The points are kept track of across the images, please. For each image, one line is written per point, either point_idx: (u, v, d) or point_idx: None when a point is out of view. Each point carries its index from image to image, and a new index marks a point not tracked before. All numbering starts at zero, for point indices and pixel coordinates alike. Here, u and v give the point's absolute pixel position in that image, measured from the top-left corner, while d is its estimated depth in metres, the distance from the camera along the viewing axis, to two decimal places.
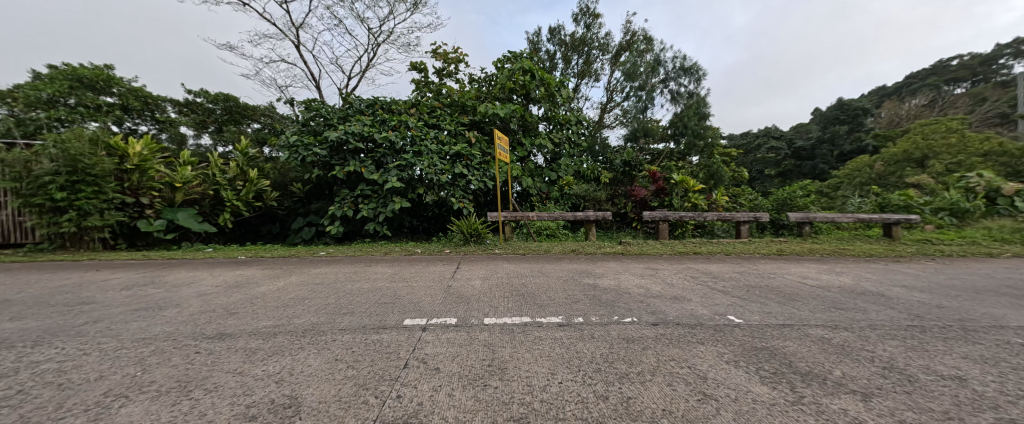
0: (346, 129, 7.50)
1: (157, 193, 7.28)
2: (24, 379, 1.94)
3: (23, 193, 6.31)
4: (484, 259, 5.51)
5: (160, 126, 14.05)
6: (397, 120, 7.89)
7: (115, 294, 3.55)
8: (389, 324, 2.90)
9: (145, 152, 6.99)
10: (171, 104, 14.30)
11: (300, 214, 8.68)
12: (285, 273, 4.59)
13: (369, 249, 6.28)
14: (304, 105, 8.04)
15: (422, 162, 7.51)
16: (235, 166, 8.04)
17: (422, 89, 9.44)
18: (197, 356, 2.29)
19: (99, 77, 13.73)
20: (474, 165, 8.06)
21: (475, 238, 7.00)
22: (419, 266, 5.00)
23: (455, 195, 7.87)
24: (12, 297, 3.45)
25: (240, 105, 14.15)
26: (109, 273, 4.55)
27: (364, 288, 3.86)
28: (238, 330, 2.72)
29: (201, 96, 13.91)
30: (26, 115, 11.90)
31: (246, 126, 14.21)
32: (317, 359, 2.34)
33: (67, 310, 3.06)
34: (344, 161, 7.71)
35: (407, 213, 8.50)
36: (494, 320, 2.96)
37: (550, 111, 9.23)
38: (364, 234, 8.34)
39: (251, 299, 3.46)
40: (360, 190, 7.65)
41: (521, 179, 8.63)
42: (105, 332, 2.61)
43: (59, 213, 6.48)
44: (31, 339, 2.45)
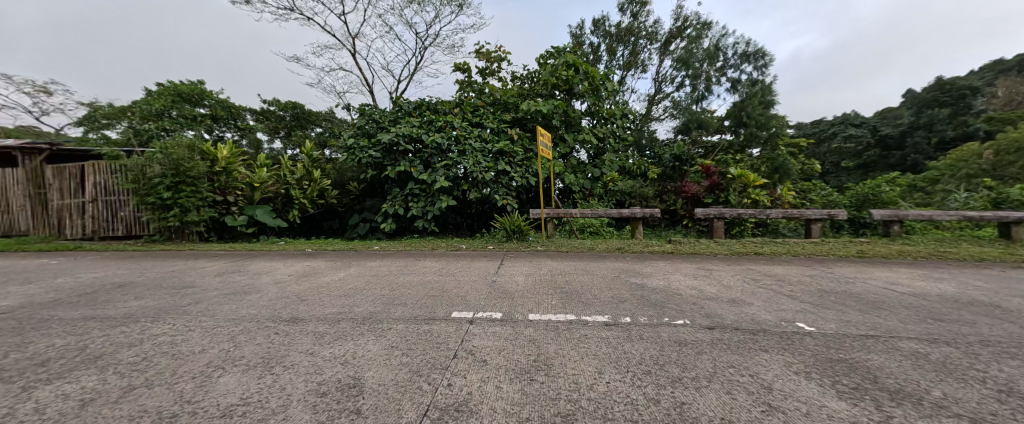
0: (398, 131, 7.89)
1: (240, 192, 8.24)
2: (147, 348, 2.33)
3: (140, 193, 7.47)
4: (527, 256, 5.52)
5: (241, 133, 15.92)
6: (443, 121, 8.16)
7: (210, 280, 4.11)
8: (438, 316, 3.03)
9: (229, 156, 7.98)
10: (250, 113, 16.06)
11: (356, 211, 9.36)
12: (344, 265, 4.98)
13: (418, 245, 6.58)
14: (359, 109, 8.63)
15: (467, 160, 7.72)
16: (302, 168, 8.83)
17: (465, 89, 9.68)
18: (276, 336, 2.58)
19: (194, 91, 15.82)
20: (517, 162, 8.10)
21: (518, 235, 7.07)
22: (464, 261, 5.16)
23: (499, 193, 7.97)
24: (136, 279, 4.15)
25: (305, 111, 15.57)
26: (204, 262, 5.26)
27: (414, 281, 4.08)
28: (308, 315, 3.01)
29: (274, 105, 15.43)
30: (142, 127, 14.10)
31: (310, 130, 15.59)
32: (375, 345, 2.54)
33: (175, 292, 3.61)
34: (394, 162, 8.10)
35: (452, 210, 8.83)
36: (539, 316, 2.98)
37: (593, 105, 9.03)
38: (413, 230, 8.75)
39: (317, 288, 3.80)
40: (409, 189, 8.03)
41: (563, 176, 8.54)
42: (204, 312, 3.03)
43: (166, 210, 7.60)
44: (150, 315, 2.93)
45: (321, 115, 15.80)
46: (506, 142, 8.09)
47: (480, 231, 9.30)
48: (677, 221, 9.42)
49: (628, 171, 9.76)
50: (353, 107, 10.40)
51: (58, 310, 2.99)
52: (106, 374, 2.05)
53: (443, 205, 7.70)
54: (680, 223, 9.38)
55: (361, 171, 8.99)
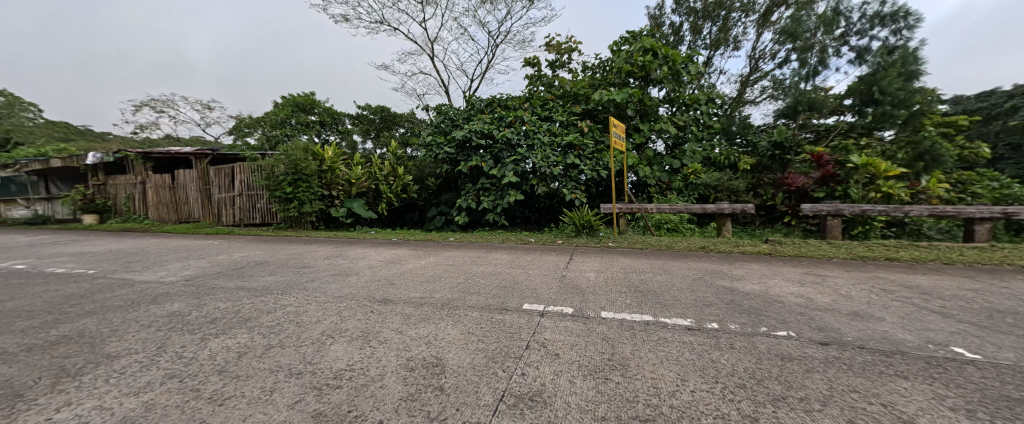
0: (470, 127, 8.28)
1: (341, 187, 9.46)
2: (278, 316, 2.85)
3: (270, 188, 9.12)
4: (597, 252, 5.37)
5: (341, 136, 18.31)
6: (513, 116, 8.33)
7: (320, 262, 4.84)
8: (510, 307, 3.12)
9: (333, 156, 9.25)
10: (347, 118, 18.34)
11: (433, 204, 10.11)
12: (424, 254, 5.43)
13: (489, 237, 6.85)
14: (437, 109, 9.27)
15: (535, 155, 7.77)
16: (388, 165, 9.84)
17: (535, 83, 9.72)
18: (372, 315, 2.94)
19: (308, 101, 17.85)
20: (586, 155, 7.93)
21: (588, 230, 6.92)
22: (533, 255, 5.22)
23: (567, 187, 7.85)
24: (269, 258, 5.09)
25: (392, 114, 17.25)
26: (316, 246, 6.22)
27: (487, 272, 4.26)
28: (397, 298, 3.36)
29: (366, 110, 17.33)
30: (272, 134, 17.21)
31: (394, 131, 17.22)
32: (454, 329, 2.74)
33: (296, 270, 4.34)
34: (467, 158, 8.53)
35: (521, 204, 9.00)
36: (612, 314, 2.88)
37: (672, 91, 8.34)
38: (483, 223, 9.14)
39: (403, 273, 4.22)
40: (481, 184, 8.39)
41: (637, 168, 8.09)
42: (317, 289, 3.59)
43: (288, 202, 9.15)
44: (280, 288, 3.57)
45: (404, 117, 17.34)
46: (576, 135, 7.94)
47: (548, 226, 9.31)
48: (777, 218, 8.35)
49: (714, 162, 8.79)
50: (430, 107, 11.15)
51: (220, 280, 3.83)
52: (252, 334, 2.58)
53: (512, 199, 7.86)
54: (780, 221, 8.26)
55: (437, 166, 9.64)
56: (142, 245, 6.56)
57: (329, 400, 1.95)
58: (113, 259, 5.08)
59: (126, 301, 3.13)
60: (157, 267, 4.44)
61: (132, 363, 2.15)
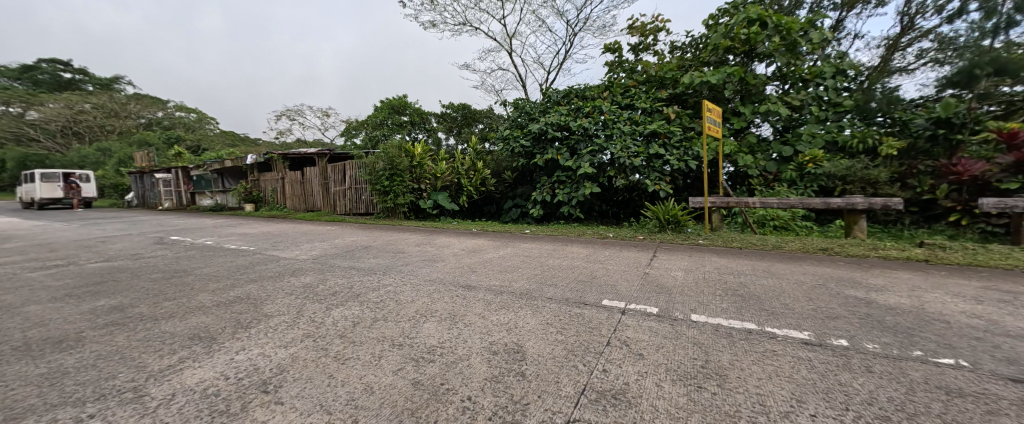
0: (546, 120, 8.33)
1: (428, 181, 10.34)
2: (381, 295, 3.27)
3: (374, 182, 10.51)
4: (685, 249, 4.94)
5: (428, 134, 20.04)
6: (591, 106, 8.13)
7: (413, 248, 5.41)
8: (588, 301, 3.07)
9: (421, 153, 10.17)
10: (433, 117, 19.93)
11: (510, 197, 10.42)
12: (503, 245, 5.65)
13: (565, 231, 6.80)
14: (514, 104, 9.51)
15: (614, 145, 7.44)
16: (469, 160, 10.40)
17: (615, 70, 9.28)
18: (457, 299, 3.19)
19: (401, 103, 19.79)
20: (672, 144, 7.32)
21: (673, 226, 6.42)
22: (612, 250, 5.04)
23: (650, 179, 7.33)
24: (372, 243, 5.87)
25: (472, 111, 18.26)
26: (408, 234, 6.96)
27: (564, 265, 4.25)
28: (479, 284, 3.56)
29: (449, 108, 18.57)
30: (372, 135, 19.64)
31: (475, 128, 18.25)
32: (533, 319, 2.80)
33: (393, 255, 4.92)
34: (543, 150, 8.59)
35: (598, 197, 8.78)
36: (704, 318, 2.62)
37: (786, 65, 7.31)
38: (558, 217, 9.15)
39: (484, 262, 4.46)
40: (556, 177, 8.37)
41: (737, 157, 7.37)
42: (411, 272, 4.02)
43: (386, 195, 10.42)
44: (382, 270, 4.09)
45: (483, 113, 18.34)
46: (661, 122, 7.40)
47: (627, 220, 8.90)
48: (937, 216, 6.60)
49: (840, 146, 7.31)
50: (508, 102, 11.44)
51: (337, 260, 4.55)
52: (362, 307, 3.00)
53: (588, 192, 7.66)
54: (941, 220, 6.51)
55: (514, 160, 9.89)
56: (282, 229, 8.15)
57: (426, 371, 2.18)
58: (265, 238, 6.43)
59: (275, 272, 3.93)
60: (293, 247, 5.47)
61: (279, 322, 2.70)
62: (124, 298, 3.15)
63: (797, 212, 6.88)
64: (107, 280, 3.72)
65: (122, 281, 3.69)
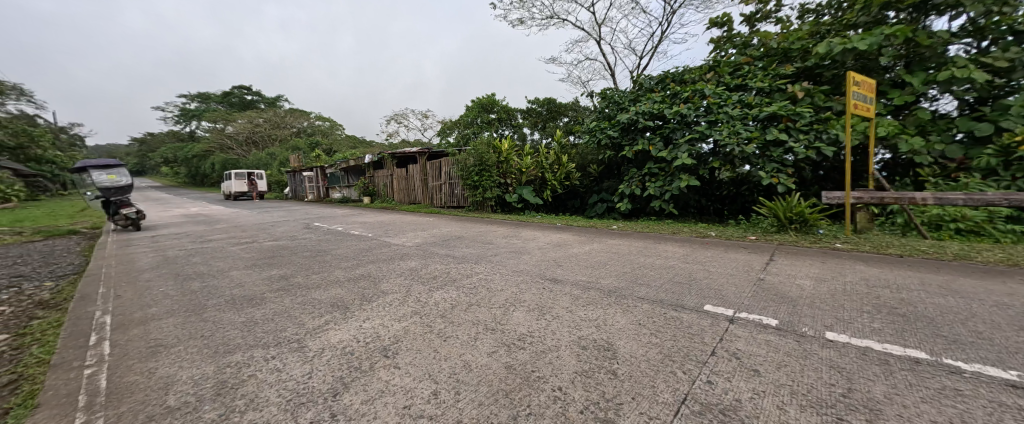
0: (637, 109, 7.84)
1: (513, 176, 10.70)
2: (475, 282, 3.53)
3: (465, 177, 11.36)
4: (812, 254, 4.14)
5: (514, 130, 20.82)
6: (690, 90, 7.38)
7: (501, 239, 5.70)
8: (687, 305, 2.82)
9: (508, 149, 10.58)
10: (519, 113, 20.57)
11: (594, 191, 10.17)
12: (589, 240, 5.56)
13: (657, 227, 6.34)
14: (601, 94, 9.20)
15: (719, 132, 6.63)
16: (553, 154, 10.43)
17: (723, 47, 8.23)
18: (545, 291, 3.25)
19: (490, 102, 20.77)
20: (798, 128, 6.20)
21: (797, 225, 5.44)
22: (714, 251, 4.52)
23: (765, 170, 6.36)
24: (465, 234, 6.36)
25: (557, 104, 18.40)
26: (495, 226, 7.37)
27: (658, 264, 3.97)
28: (565, 279, 3.58)
29: (534, 103, 18.90)
30: (463, 133, 21.22)
31: (560, 121, 18.37)
32: (624, 318, 2.68)
33: (484, 245, 5.26)
34: (632, 141, 8.12)
35: (696, 191, 7.99)
36: (842, 338, 2.17)
37: (986, 15, 5.62)
38: (648, 213, 8.67)
39: (571, 256, 4.45)
40: (648, 169, 7.81)
41: (897, 140, 5.86)
42: (501, 262, 4.25)
43: (475, 189, 11.15)
44: (474, 258, 4.41)
45: (568, 106, 18.29)
46: (784, 103, 6.31)
47: (733, 218, 7.95)
48: None
49: None
50: (595, 94, 11.10)
51: (436, 248, 5.06)
52: (458, 292, 3.29)
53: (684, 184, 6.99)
54: None
55: (600, 152, 9.59)
56: (391, 218, 9.44)
57: (517, 357, 2.28)
58: (379, 226, 7.54)
59: (388, 256, 4.57)
60: (401, 234, 6.27)
61: (393, 299, 3.14)
62: (287, 269, 4.05)
63: (996, 212, 5.13)
64: (275, 254, 4.83)
65: (284, 256, 4.75)
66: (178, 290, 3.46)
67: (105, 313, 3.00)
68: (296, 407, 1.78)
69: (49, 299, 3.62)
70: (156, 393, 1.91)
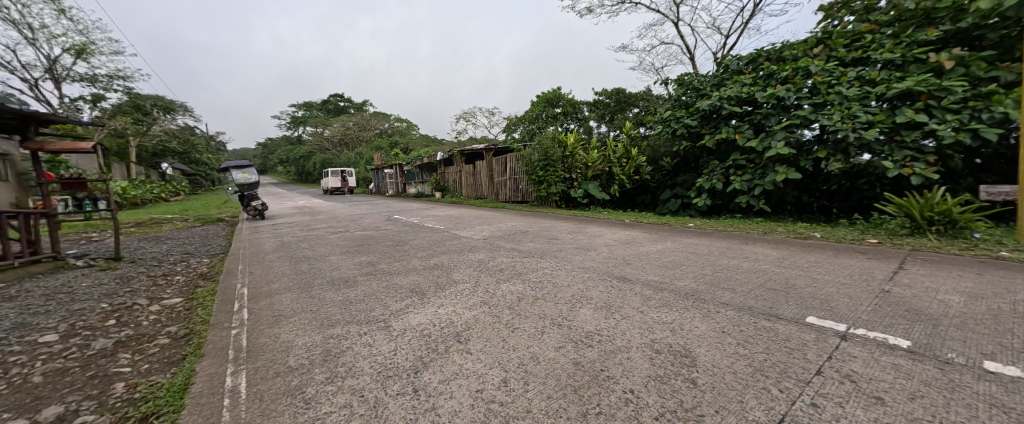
0: (722, 94, 7.13)
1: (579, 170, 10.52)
2: (542, 276, 3.57)
3: (530, 172, 11.51)
4: (959, 264, 3.33)
5: (581, 123, 20.49)
6: (790, 69, 6.47)
7: (566, 235, 5.65)
8: (783, 315, 2.48)
9: (574, 142, 10.42)
10: (586, 106, 20.14)
11: (668, 186, 9.50)
12: (662, 238, 5.21)
13: (744, 226, 5.70)
14: (679, 81, 8.54)
15: (828, 116, 5.69)
16: (622, 147, 9.98)
17: (836, 16, 7.01)
18: (613, 289, 3.16)
19: (555, 96, 20.63)
20: (943, 106, 5.01)
21: (939, 227, 4.42)
22: (817, 254, 3.90)
23: (892, 159, 5.28)
24: (530, 228, 6.45)
25: (627, 94, 17.60)
26: (559, 221, 7.33)
27: (745, 267, 3.57)
28: (636, 278, 3.42)
29: (602, 95, 18.35)
30: (528, 128, 21.54)
31: (630, 112, 17.63)
32: (704, 324, 2.46)
33: (548, 240, 5.27)
34: (714, 130, 7.42)
35: (795, 186, 6.98)
36: (1010, 371, 1.70)
37: None
38: (733, 209, 7.85)
39: (642, 255, 4.23)
40: (732, 160, 7.06)
41: None
42: (567, 257, 4.21)
43: (540, 184, 11.24)
44: (540, 253, 4.46)
45: (639, 96, 17.48)
46: (922, 76, 5.14)
47: (844, 217, 6.77)
48: None
49: None
50: (669, 81, 10.30)
51: (502, 241, 5.22)
52: (525, 285, 3.36)
53: (780, 178, 6.13)
54: None
55: (675, 144, 8.92)
56: (460, 212, 9.99)
57: (585, 354, 2.25)
58: (450, 220, 8.05)
59: (459, 247, 4.85)
60: (470, 228, 6.60)
61: (464, 288, 3.33)
62: (373, 256, 4.55)
63: None
64: (364, 243, 5.46)
65: (371, 244, 5.34)
66: (293, 270, 4.13)
67: (243, 285, 3.72)
68: (385, 379, 2.00)
69: (206, 272, 4.61)
70: (279, 354, 2.31)
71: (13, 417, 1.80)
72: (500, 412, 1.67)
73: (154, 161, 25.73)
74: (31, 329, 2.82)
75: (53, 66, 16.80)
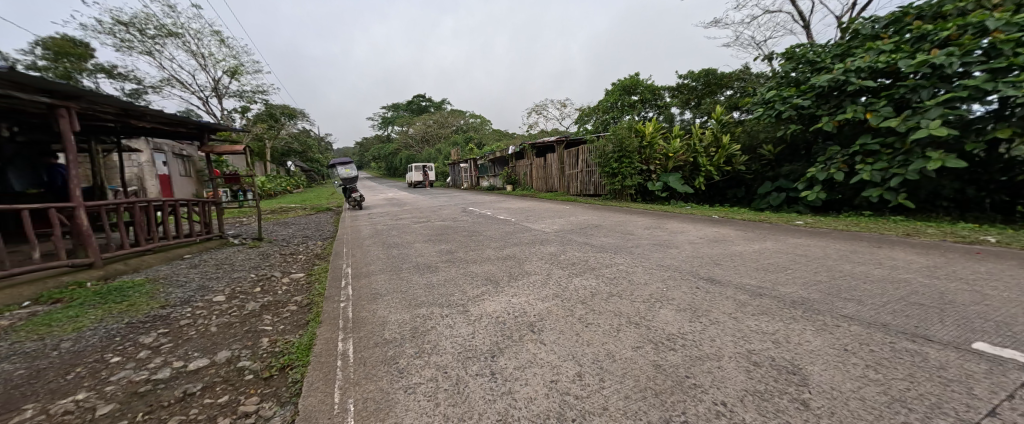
0: (848, 66, 5.95)
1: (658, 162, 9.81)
2: (617, 272, 3.44)
3: (603, 165, 11.12)
4: None
5: (660, 110, 19.07)
6: (955, 27, 5.09)
7: (643, 231, 5.33)
8: (933, 337, 1.98)
9: (653, 131, 9.73)
10: (667, 91, 18.63)
11: (768, 178, 8.29)
12: (759, 237, 4.59)
13: (874, 225, 4.74)
14: (788, 55, 7.35)
15: (1015, 83, 4.36)
16: (710, 135, 9.01)
17: None
18: (699, 291, 2.89)
19: (632, 83, 19.47)
20: None
21: None
22: (986, 264, 3.03)
23: None
24: (603, 222, 6.23)
25: (718, 75, 15.81)
26: (634, 216, 6.96)
27: (874, 275, 2.95)
28: (728, 280, 3.07)
29: (688, 77, 16.80)
30: (602, 118, 20.79)
31: (722, 95, 15.84)
32: (818, 339, 2.10)
33: (623, 235, 5.03)
34: (837, 110, 6.24)
35: (954, 176, 5.53)
36: None
37: None
38: (859, 205, 6.55)
39: (734, 255, 3.78)
40: (860, 145, 5.89)
41: None
42: (644, 254, 3.98)
43: (614, 176, 10.80)
44: (614, 248, 4.30)
45: (734, 76, 15.54)
46: None
47: None
48: None
49: None
50: (773, 56, 8.93)
51: (574, 235, 5.15)
52: (599, 280, 3.27)
53: (933, 166, 4.89)
54: None
55: (780, 128, 7.73)
56: (530, 205, 10.14)
57: (668, 357, 2.09)
58: (522, 212, 8.23)
59: (530, 240, 4.92)
60: (540, 220, 6.66)
61: (537, 279, 3.38)
62: (451, 245, 4.89)
63: None
64: (443, 232, 5.89)
65: (449, 233, 5.74)
66: (385, 255, 4.66)
67: (348, 265, 4.32)
68: (464, 359, 2.14)
69: (320, 253, 5.47)
70: (377, 327, 2.64)
71: (201, 355, 2.39)
72: (576, 406, 1.66)
73: (281, 160, 31.31)
74: (209, 290, 3.71)
75: (218, 86, 21.48)
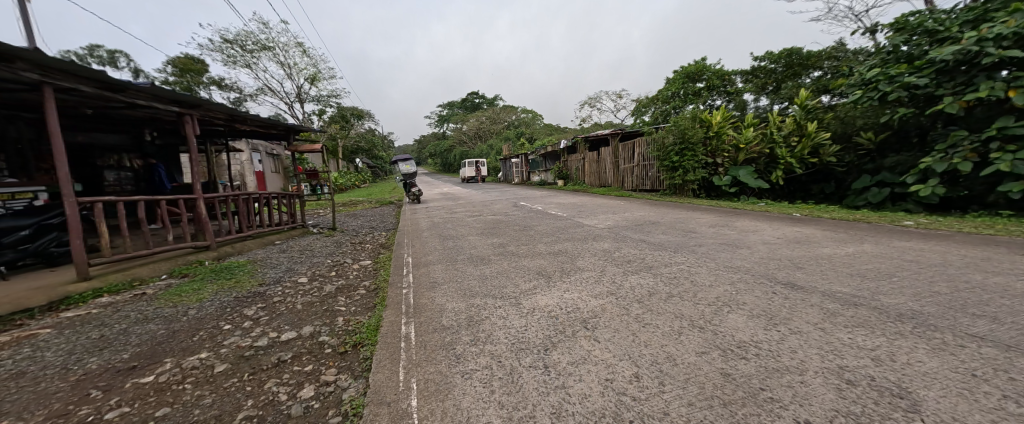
0: (985, 33, 4.88)
1: (726, 154, 9.00)
2: (678, 272, 3.24)
3: (662, 158, 10.49)
4: None
5: (730, 97, 17.44)
6: None
7: (708, 229, 4.94)
8: None
9: (721, 120, 8.93)
10: (739, 76, 16.95)
11: (868, 171, 7.21)
12: (852, 238, 3.99)
13: (1017, 228, 3.87)
14: (898, 24, 6.22)
15: None
16: (790, 123, 8.02)
17: None
18: (776, 297, 2.61)
19: (698, 69, 18.06)
20: None
21: None
22: None
23: None
24: (662, 219, 5.89)
25: (804, 55, 13.98)
26: (696, 213, 6.48)
27: (1013, 288, 2.41)
28: (812, 286, 2.73)
29: (766, 59, 15.13)
30: (662, 109, 19.61)
31: (808, 77, 14.01)
32: (933, 360, 1.77)
33: (684, 233, 4.72)
34: (967, 88, 5.16)
35: None
36: None
37: None
38: (996, 203, 5.39)
39: (819, 258, 3.34)
40: (1000, 129, 4.81)
41: None
42: (709, 254, 3.69)
43: (674, 170, 10.15)
44: (675, 246, 4.05)
45: (824, 54, 13.63)
46: None
47: None
48: None
49: None
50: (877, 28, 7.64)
51: (630, 232, 4.94)
52: (657, 280, 3.12)
53: None
54: None
55: (884, 112, 6.63)
56: (582, 201, 9.95)
57: (738, 366, 1.92)
58: (574, 208, 8.11)
59: (583, 236, 4.83)
60: (594, 216, 6.50)
61: (590, 276, 3.32)
62: (503, 239, 4.98)
63: None
64: (495, 226, 6.03)
65: (501, 227, 5.86)
66: (441, 246, 4.90)
67: (409, 255, 4.63)
68: (518, 350, 2.18)
69: (383, 242, 5.93)
70: (435, 314, 2.80)
71: (290, 328, 2.75)
72: (634, 407, 1.60)
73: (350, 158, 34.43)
74: (296, 272, 4.24)
75: (301, 93, 24.23)
